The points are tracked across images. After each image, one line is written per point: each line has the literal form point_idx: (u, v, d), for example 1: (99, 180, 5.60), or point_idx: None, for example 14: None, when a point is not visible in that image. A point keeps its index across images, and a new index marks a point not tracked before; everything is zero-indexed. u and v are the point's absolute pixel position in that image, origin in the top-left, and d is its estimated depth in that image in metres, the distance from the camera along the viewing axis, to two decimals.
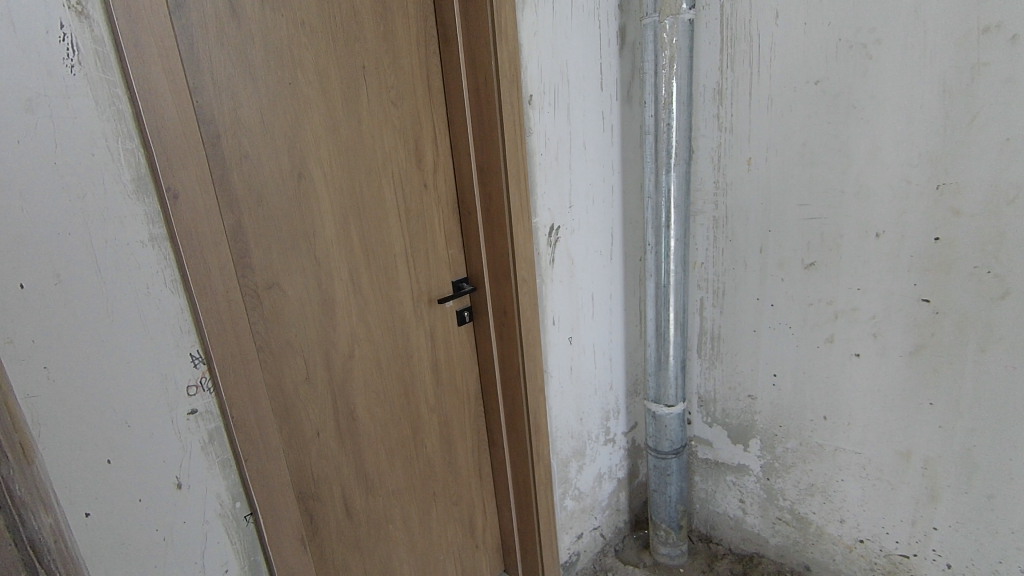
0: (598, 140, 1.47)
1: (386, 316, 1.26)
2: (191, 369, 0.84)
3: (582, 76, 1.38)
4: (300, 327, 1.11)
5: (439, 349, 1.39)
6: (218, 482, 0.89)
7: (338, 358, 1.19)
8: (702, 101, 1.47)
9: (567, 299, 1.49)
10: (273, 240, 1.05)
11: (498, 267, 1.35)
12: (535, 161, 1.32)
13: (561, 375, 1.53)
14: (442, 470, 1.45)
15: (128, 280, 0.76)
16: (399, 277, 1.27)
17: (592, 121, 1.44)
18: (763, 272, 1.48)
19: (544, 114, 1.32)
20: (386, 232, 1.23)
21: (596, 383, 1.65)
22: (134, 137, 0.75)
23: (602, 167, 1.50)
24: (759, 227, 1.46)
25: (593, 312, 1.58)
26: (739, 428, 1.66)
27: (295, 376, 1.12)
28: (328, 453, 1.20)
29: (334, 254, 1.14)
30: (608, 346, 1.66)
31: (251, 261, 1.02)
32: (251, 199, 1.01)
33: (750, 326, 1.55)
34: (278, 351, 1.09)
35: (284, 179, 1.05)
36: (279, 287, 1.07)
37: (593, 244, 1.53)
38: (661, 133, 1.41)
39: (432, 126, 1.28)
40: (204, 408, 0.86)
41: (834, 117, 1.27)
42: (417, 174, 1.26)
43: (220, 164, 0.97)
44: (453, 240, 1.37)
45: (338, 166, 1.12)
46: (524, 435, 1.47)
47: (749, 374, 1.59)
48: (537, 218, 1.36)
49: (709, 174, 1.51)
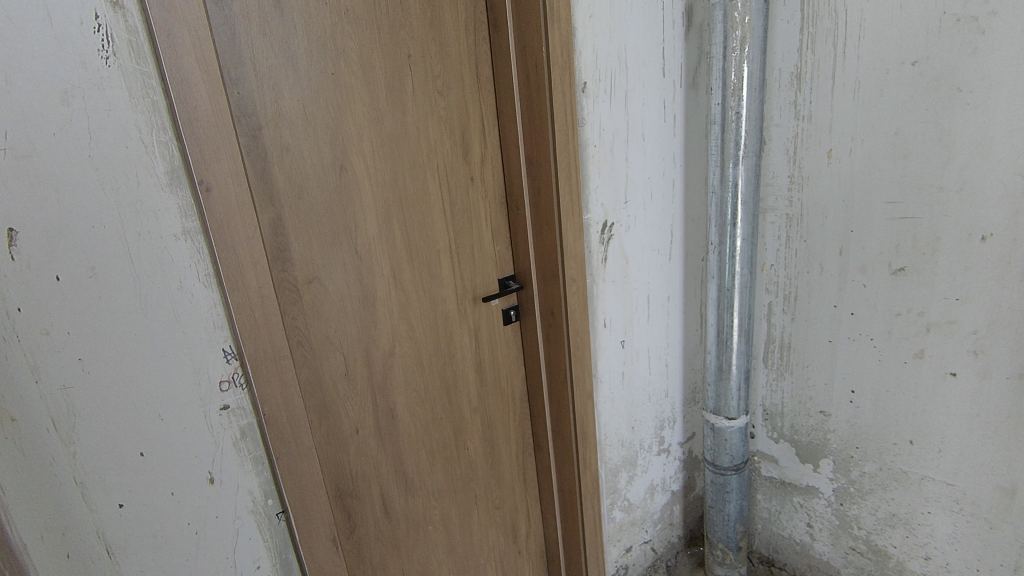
0: (659, 130, 1.36)
1: (429, 314, 1.23)
2: (224, 363, 0.83)
3: (643, 62, 1.29)
4: (341, 322, 1.10)
5: (484, 348, 1.34)
6: (250, 479, 0.88)
7: (379, 357, 1.17)
8: (777, 87, 1.34)
9: (620, 301, 1.40)
10: (314, 234, 1.03)
11: (547, 264, 1.28)
12: (589, 153, 1.24)
13: (612, 381, 1.44)
14: (485, 473, 1.41)
15: (161, 274, 0.75)
16: (443, 274, 1.23)
17: (651, 111, 1.33)
18: (842, 277, 1.34)
19: (599, 103, 1.23)
20: (430, 226, 1.19)
21: (650, 389, 1.55)
22: (168, 129, 0.74)
23: (662, 160, 1.40)
24: (838, 227, 1.31)
25: (648, 316, 1.48)
26: (810, 447, 1.52)
27: (334, 372, 1.10)
28: (367, 451, 1.18)
29: (376, 249, 1.12)
30: (665, 351, 1.56)
31: (290, 254, 1.01)
32: (292, 192, 0.99)
33: (825, 335, 1.41)
34: (318, 347, 1.08)
35: (326, 172, 1.03)
36: (319, 281, 1.06)
37: (650, 243, 1.43)
38: (728, 122, 1.28)
39: (480, 118, 1.23)
40: (236, 404, 0.85)
41: (934, 102, 1.11)
42: (463, 168, 1.22)
43: (261, 155, 0.95)
44: (501, 236, 1.32)
45: (382, 158, 1.09)
46: (570, 442, 1.40)
47: (822, 388, 1.45)
48: (589, 214, 1.28)
49: (782, 168, 1.37)
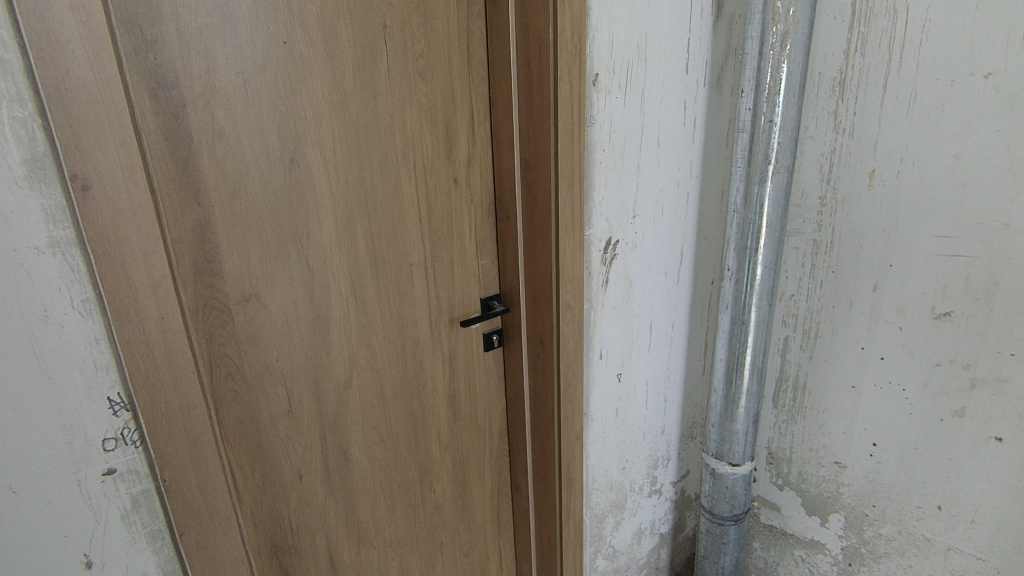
0: (676, 135, 1.17)
1: (396, 339, 1.03)
2: (109, 417, 0.62)
3: (664, 54, 1.09)
4: (284, 349, 0.90)
5: (460, 377, 1.15)
6: (144, 559, 0.68)
7: (331, 389, 0.97)
8: (816, 92, 1.15)
9: (620, 329, 1.21)
10: (253, 242, 0.83)
11: (539, 286, 1.09)
12: (595, 158, 1.04)
13: (604, 420, 1.26)
14: (453, 517, 1.23)
15: (15, 299, 0.54)
16: (416, 292, 1.03)
17: (670, 112, 1.14)
18: (873, 316, 1.17)
19: (611, 98, 1.03)
20: (402, 235, 0.99)
21: (646, 426, 1.38)
22: (27, 101, 0.52)
23: (678, 169, 1.21)
24: (874, 260, 1.14)
25: (649, 345, 1.30)
26: (818, 499, 1.36)
27: (273, 408, 0.91)
28: (312, 500, 0.99)
29: (333, 261, 0.92)
30: (664, 384, 1.38)
31: (221, 266, 0.81)
32: (225, 188, 0.79)
33: (847, 380, 1.24)
34: (254, 379, 0.88)
35: (271, 165, 0.82)
36: (259, 300, 0.86)
37: (657, 264, 1.24)
38: (759, 132, 1.10)
39: (470, 108, 1.02)
40: (126, 467, 0.64)
41: (1008, 124, 0.94)
42: (446, 167, 1.02)
43: (184, 141, 0.74)
44: (487, 248, 1.12)
45: (345, 150, 0.89)
46: (553, 487, 1.22)
47: (839, 438, 1.28)
48: (592, 229, 1.08)
49: (814, 187, 1.19)
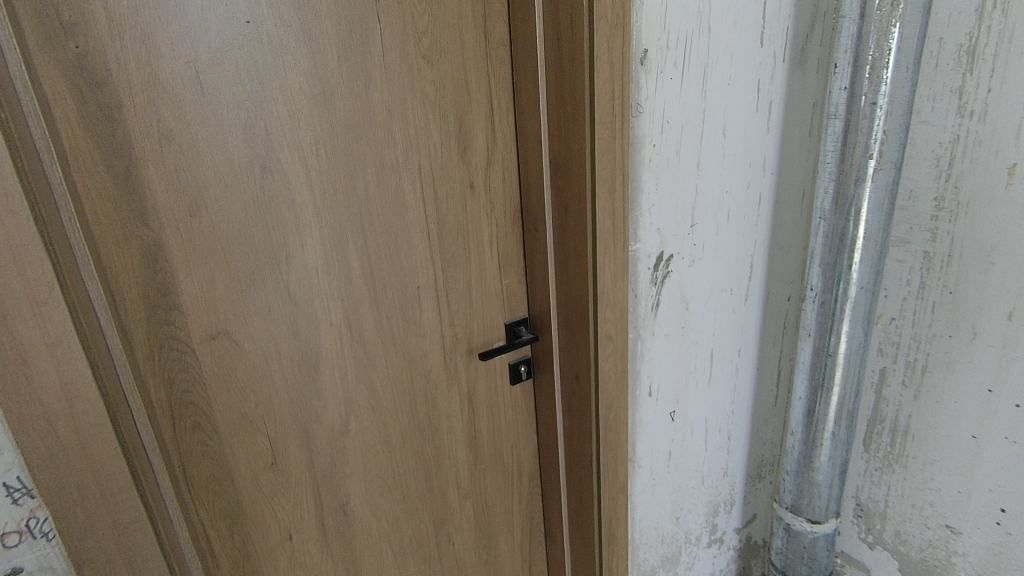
0: (747, 124, 0.95)
1: (402, 375, 0.87)
2: (7, 507, 0.48)
3: (734, 22, 0.87)
4: (264, 393, 0.76)
5: (482, 415, 0.99)
6: None
7: (324, 437, 0.82)
8: (934, 65, 0.90)
9: (674, 360, 1.01)
10: (218, 269, 0.69)
11: (573, 312, 0.90)
12: (643, 156, 0.84)
13: (654, 465, 1.06)
14: (476, 570, 1.07)
15: None
16: (425, 320, 0.87)
17: (739, 95, 0.92)
18: (1006, 352, 0.91)
19: (665, 81, 0.82)
20: (406, 254, 0.82)
21: (705, 469, 1.17)
22: None
23: (749, 165, 0.98)
24: (1011, 281, 0.88)
25: (710, 377, 1.09)
26: (921, 567, 1.11)
27: (253, 462, 0.77)
28: (305, 561, 0.85)
29: (321, 288, 0.76)
30: (727, 419, 1.17)
31: (179, 299, 0.67)
32: (180, 206, 0.64)
33: (966, 428, 0.98)
34: (228, 430, 0.74)
35: (237, 177, 0.67)
36: (230, 338, 0.71)
37: (720, 281, 1.03)
38: (858, 118, 0.86)
39: (488, 97, 0.84)
40: (36, 565, 0.51)
41: None
42: (459, 170, 0.84)
43: (123, 149, 0.60)
44: (512, 265, 0.94)
45: (331, 153, 0.73)
46: (592, 543, 1.04)
47: (952, 498, 1.03)
48: (639, 243, 0.88)
49: (927, 185, 0.94)
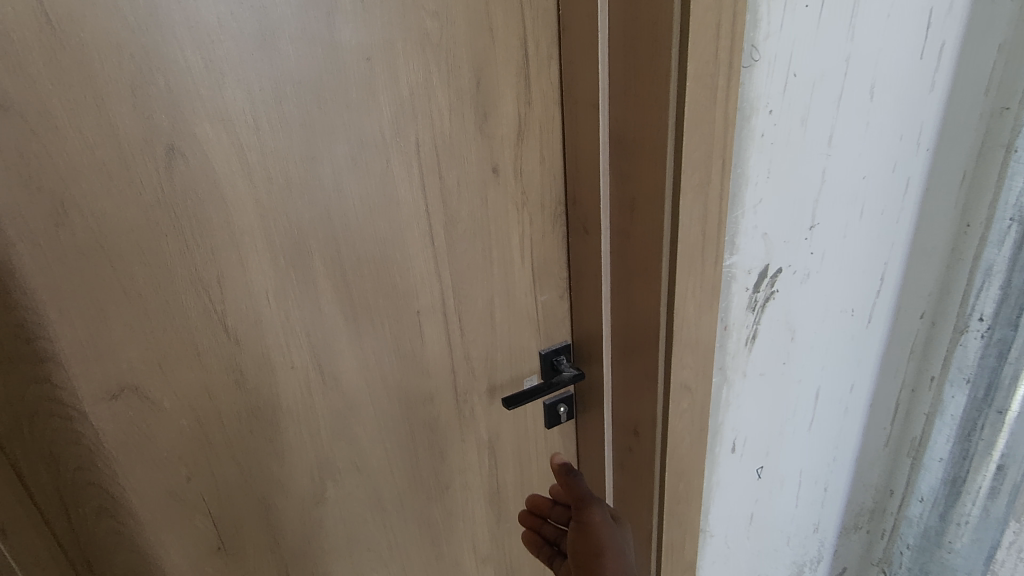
0: (905, 75, 0.64)
1: (397, 426, 0.65)
2: None
3: None
4: (200, 463, 0.55)
5: (507, 466, 0.76)
6: None
7: (292, 511, 0.61)
8: None
9: (767, 406, 0.75)
10: (114, 303, 0.47)
11: (635, 347, 0.64)
12: (752, 128, 0.55)
13: (732, 532, 0.82)
14: None
15: None
16: (429, 353, 0.64)
17: (901, 32, 0.61)
18: None
19: (796, 10, 0.53)
20: (401, 267, 0.58)
21: (793, 529, 0.91)
22: None
23: (898, 138, 0.68)
24: None
25: (811, 421, 0.82)
26: None
27: (192, 549, 0.57)
28: None
29: (275, 320, 0.54)
30: (825, 470, 0.89)
31: (56, 348, 0.46)
32: (40, 213, 0.43)
33: None
34: (151, 514, 0.54)
35: (129, 165, 0.44)
36: (144, 397, 0.50)
37: (839, 299, 0.74)
38: None
39: (520, 40, 0.57)
40: None
41: None
42: (477, 147, 0.58)
43: None
44: (551, 277, 0.69)
45: (278, 125, 0.48)
46: None
47: None
48: (735, 256, 0.61)
49: None
